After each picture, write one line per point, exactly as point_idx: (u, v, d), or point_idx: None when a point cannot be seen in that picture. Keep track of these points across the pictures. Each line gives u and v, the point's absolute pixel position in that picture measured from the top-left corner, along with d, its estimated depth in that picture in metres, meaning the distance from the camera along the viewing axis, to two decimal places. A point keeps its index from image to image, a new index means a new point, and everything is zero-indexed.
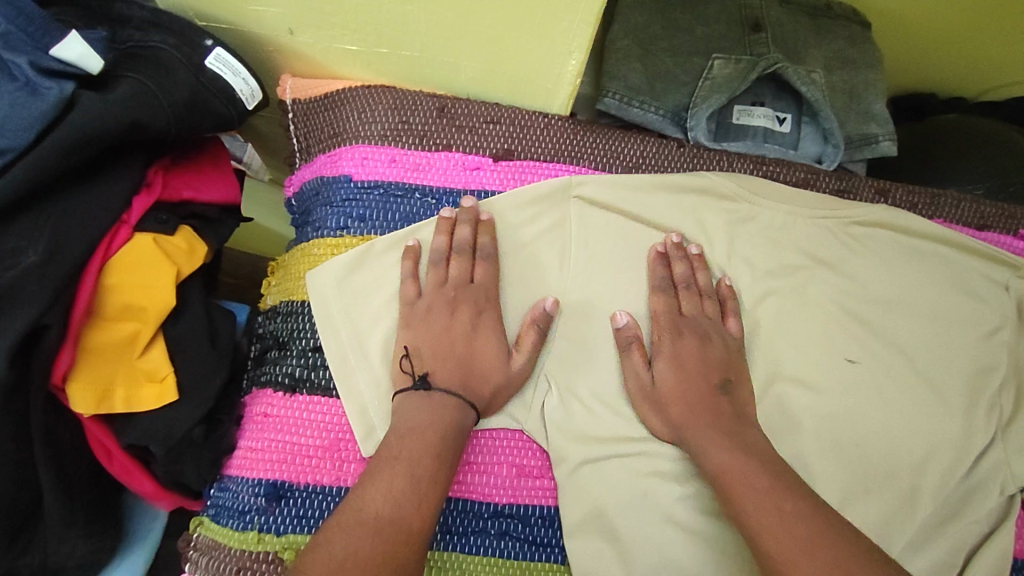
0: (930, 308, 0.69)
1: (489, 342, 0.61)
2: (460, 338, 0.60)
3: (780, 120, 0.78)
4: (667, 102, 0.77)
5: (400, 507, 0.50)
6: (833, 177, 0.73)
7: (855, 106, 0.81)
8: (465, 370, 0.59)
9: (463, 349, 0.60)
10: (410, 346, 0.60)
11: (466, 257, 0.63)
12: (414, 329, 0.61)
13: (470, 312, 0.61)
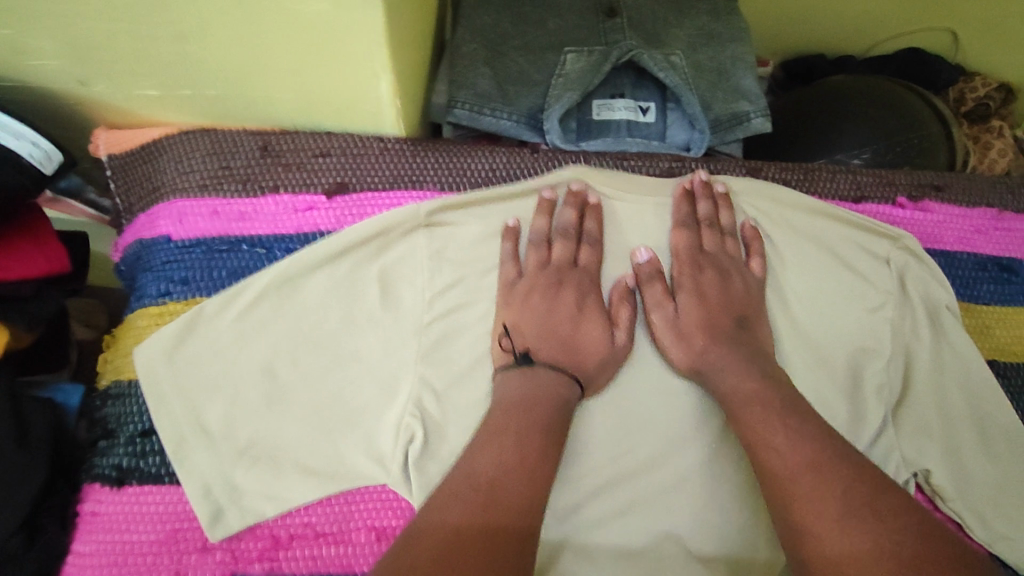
0: (806, 292, 0.65)
1: (593, 325, 0.60)
2: (565, 321, 0.60)
3: (643, 110, 0.74)
4: (520, 106, 0.72)
5: (507, 478, 0.48)
6: (701, 164, 0.69)
7: (723, 84, 0.77)
8: (569, 347, 0.59)
9: (566, 331, 0.60)
10: (511, 325, 0.60)
11: (568, 239, 0.63)
12: (516, 307, 0.60)
13: (574, 295, 0.61)
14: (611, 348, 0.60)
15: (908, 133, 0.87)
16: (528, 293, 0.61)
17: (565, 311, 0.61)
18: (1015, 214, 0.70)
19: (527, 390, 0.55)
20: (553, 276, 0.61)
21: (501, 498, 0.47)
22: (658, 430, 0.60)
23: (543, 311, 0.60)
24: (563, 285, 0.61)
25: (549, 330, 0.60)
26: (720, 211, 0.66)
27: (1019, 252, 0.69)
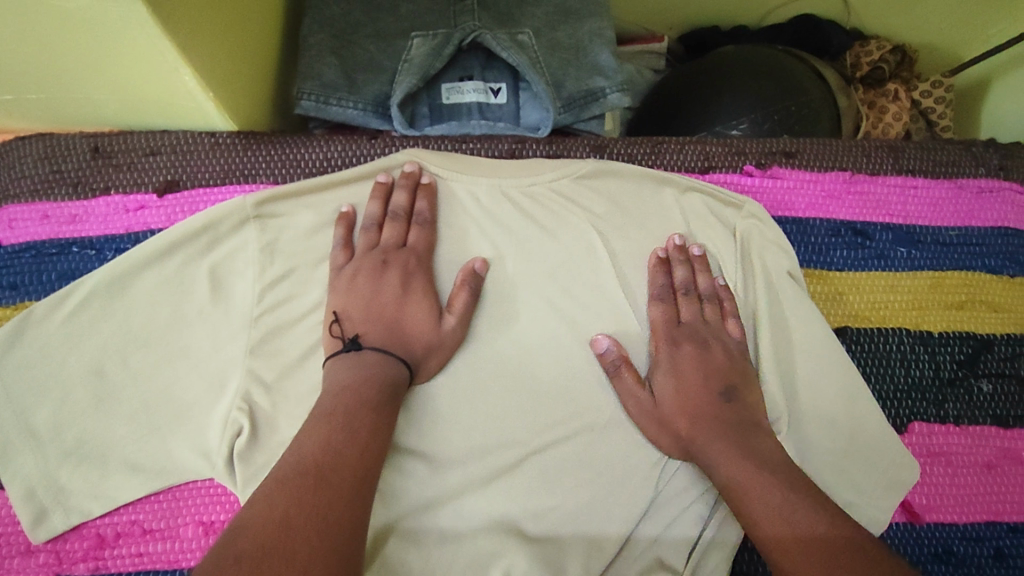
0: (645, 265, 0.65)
1: (421, 306, 0.59)
2: (390, 302, 0.58)
3: (494, 91, 0.73)
4: (366, 93, 0.73)
5: (340, 455, 0.47)
6: (542, 144, 0.69)
7: (578, 60, 0.76)
8: (393, 330, 0.57)
9: (394, 312, 0.58)
10: (340, 310, 0.58)
11: (400, 221, 0.62)
12: (344, 293, 0.59)
13: (401, 276, 0.60)
14: (437, 331, 0.59)
15: (784, 100, 0.85)
16: (356, 276, 0.60)
17: (392, 290, 0.59)
18: (869, 176, 0.69)
19: (354, 373, 0.54)
20: (378, 258, 0.60)
21: (328, 477, 0.45)
22: (491, 409, 0.60)
23: (371, 293, 0.58)
24: (389, 265, 0.60)
25: (378, 313, 0.58)
26: (698, 276, 0.64)
27: (872, 215, 0.69)
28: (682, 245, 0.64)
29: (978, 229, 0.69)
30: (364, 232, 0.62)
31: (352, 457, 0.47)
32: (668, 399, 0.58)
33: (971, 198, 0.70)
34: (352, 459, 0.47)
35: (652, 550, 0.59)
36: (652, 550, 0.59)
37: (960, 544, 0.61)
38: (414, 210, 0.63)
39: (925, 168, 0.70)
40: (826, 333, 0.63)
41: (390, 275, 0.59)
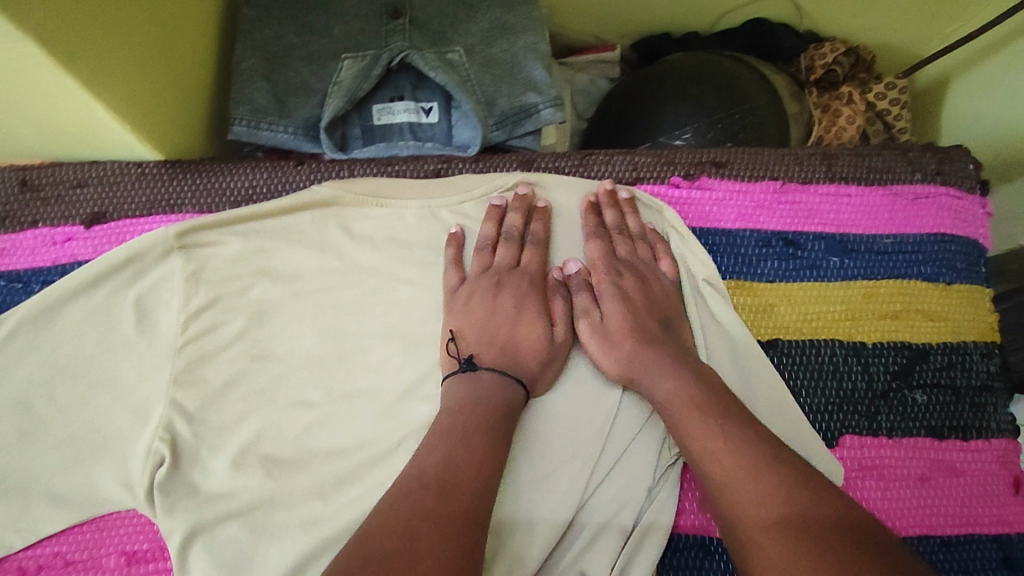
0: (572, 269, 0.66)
1: (534, 327, 0.61)
2: (506, 321, 0.61)
3: (425, 111, 0.74)
4: (297, 117, 0.73)
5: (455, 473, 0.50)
6: (469, 162, 0.69)
7: (511, 76, 0.76)
8: (511, 349, 0.60)
9: (508, 332, 0.60)
10: (457, 330, 0.61)
11: (513, 242, 0.64)
12: (459, 314, 0.61)
13: (514, 295, 0.62)
14: (550, 345, 0.61)
15: (727, 108, 0.85)
16: (470, 297, 0.62)
17: (505, 314, 0.61)
18: (801, 185, 0.69)
19: (469, 395, 0.56)
20: (492, 280, 0.62)
21: (429, 495, 0.48)
22: (412, 432, 0.61)
23: (484, 316, 0.61)
24: (502, 287, 0.62)
25: (495, 334, 0.60)
26: (628, 217, 0.67)
27: (803, 225, 0.68)
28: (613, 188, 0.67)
29: (913, 237, 0.68)
30: (478, 252, 0.64)
31: (472, 475, 0.50)
32: (616, 319, 0.61)
33: (906, 204, 0.69)
34: (463, 477, 0.50)
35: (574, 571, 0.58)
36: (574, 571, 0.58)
37: None
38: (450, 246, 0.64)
39: (859, 175, 0.69)
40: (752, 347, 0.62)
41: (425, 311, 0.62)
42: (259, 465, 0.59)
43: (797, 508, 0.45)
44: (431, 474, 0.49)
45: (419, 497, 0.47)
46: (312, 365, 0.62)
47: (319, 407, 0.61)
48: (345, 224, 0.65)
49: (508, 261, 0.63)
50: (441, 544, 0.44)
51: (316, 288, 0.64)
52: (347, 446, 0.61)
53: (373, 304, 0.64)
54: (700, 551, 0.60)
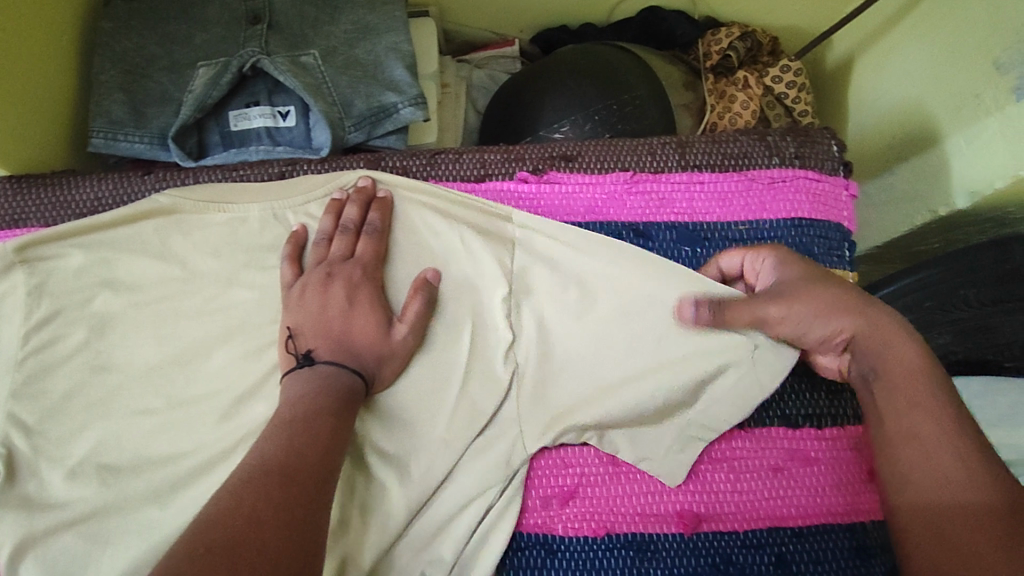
0: (428, 265, 0.64)
1: (368, 316, 0.58)
2: (337, 314, 0.58)
3: (282, 115, 0.75)
4: (152, 127, 0.73)
5: (301, 456, 0.48)
6: (315, 164, 0.69)
7: (371, 76, 0.76)
8: (346, 345, 0.57)
9: (342, 324, 0.57)
10: (294, 327, 0.58)
11: (349, 233, 0.62)
12: (295, 309, 0.59)
13: (345, 286, 0.59)
14: (388, 342, 0.59)
15: (604, 98, 0.83)
16: (303, 292, 0.60)
17: (338, 306, 0.58)
18: (652, 174, 0.67)
19: (299, 389, 0.53)
20: (324, 273, 0.60)
21: (266, 482, 0.45)
22: (248, 436, 0.60)
23: (317, 309, 0.58)
24: (334, 278, 0.60)
25: (328, 328, 0.57)
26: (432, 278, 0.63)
27: (655, 215, 0.67)
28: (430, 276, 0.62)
29: (769, 222, 0.67)
30: (313, 245, 0.62)
31: (315, 463, 0.48)
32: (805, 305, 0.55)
33: (762, 189, 0.67)
34: (306, 464, 0.48)
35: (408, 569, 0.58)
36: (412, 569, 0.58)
37: (740, 553, 0.59)
38: (352, 222, 0.63)
39: (713, 162, 0.68)
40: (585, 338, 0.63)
41: (309, 292, 0.59)
42: (94, 474, 0.59)
43: (999, 497, 0.46)
44: (276, 459, 0.47)
45: (265, 481, 0.45)
46: (153, 373, 0.62)
47: (159, 414, 0.61)
48: (187, 232, 0.66)
49: (346, 253, 0.62)
50: (284, 530, 0.43)
51: (159, 296, 0.64)
52: (184, 452, 0.60)
53: (215, 309, 0.64)
54: (541, 550, 0.59)
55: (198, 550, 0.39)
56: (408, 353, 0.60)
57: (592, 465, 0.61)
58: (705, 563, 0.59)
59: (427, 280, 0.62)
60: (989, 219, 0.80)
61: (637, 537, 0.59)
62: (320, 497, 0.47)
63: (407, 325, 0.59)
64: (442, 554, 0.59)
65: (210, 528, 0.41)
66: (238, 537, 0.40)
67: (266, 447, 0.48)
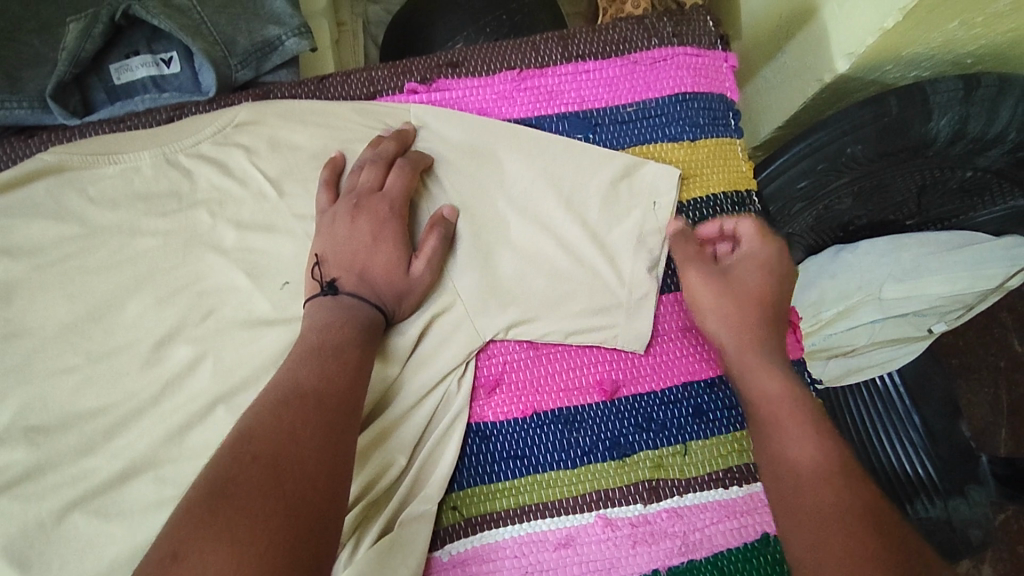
0: (334, 150, 0.66)
1: (391, 253, 0.59)
2: (363, 247, 0.59)
3: (165, 62, 0.73)
4: (29, 89, 0.68)
5: (334, 382, 0.51)
6: (204, 105, 0.69)
7: (250, 13, 0.73)
8: (370, 282, 0.58)
9: (364, 259, 0.58)
10: (321, 253, 0.59)
11: (379, 164, 0.62)
12: (326, 236, 0.60)
13: (372, 220, 0.60)
14: (406, 279, 0.60)
15: (493, 10, 0.83)
16: (334, 221, 0.60)
17: (362, 237, 0.59)
18: (539, 70, 0.69)
19: (329, 316, 0.55)
20: (352, 203, 0.61)
21: (297, 407, 0.48)
22: (176, 377, 0.61)
23: (345, 238, 0.59)
24: (361, 208, 0.60)
25: (352, 259, 0.58)
26: (388, 177, 0.62)
27: (546, 108, 0.68)
28: (354, 180, 0.63)
29: (655, 101, 0.69)
30: (349, 174, 0.63)
31: (338, 389, 0.51)
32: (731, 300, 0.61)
33: (645, 70, 0.69)
34: (334, 387, 0.51)
35: (378, 456, 0.59)
36: (383, 453, 0.59)
37: (660, 410, 0.64)
38: (378, 151, 0.63)
39: (595, 51, 0.70)
40: (492, 236, 0.65)
41: (342, 223, 0.60)
42: (22, 437, 0.59)
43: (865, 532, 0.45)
44: (312, 387, 0.50)
45: (301, 407, 0.48)
46: (69, 332, 0.62)
47: (80, 371, 0.61)
48: (82, 189, 0.65)
49: (374, 184, 0.61)
50: (315, 448, 0.46)
51: (61, 257, 0.63)
52: (113, 403, 0.61)
53: (122, 261, 0.64)
54: (475, 437, 0.62)
55: (245, 460, 0.44)
56: (428, 283, 0.61)
57: (513, 351, 0.64)
58: (629, 424, 0.63)
59: (444, 217, 0.63)
60: (874, 81, 0.83)
61: (564, 411, 0.63)
62: (350, 415, 0.50)
63: (424, 259, 0.60)
64: (391, 459, 0.59)
65: (247, 443, 0.45)
66: (279, 453, 0.45)
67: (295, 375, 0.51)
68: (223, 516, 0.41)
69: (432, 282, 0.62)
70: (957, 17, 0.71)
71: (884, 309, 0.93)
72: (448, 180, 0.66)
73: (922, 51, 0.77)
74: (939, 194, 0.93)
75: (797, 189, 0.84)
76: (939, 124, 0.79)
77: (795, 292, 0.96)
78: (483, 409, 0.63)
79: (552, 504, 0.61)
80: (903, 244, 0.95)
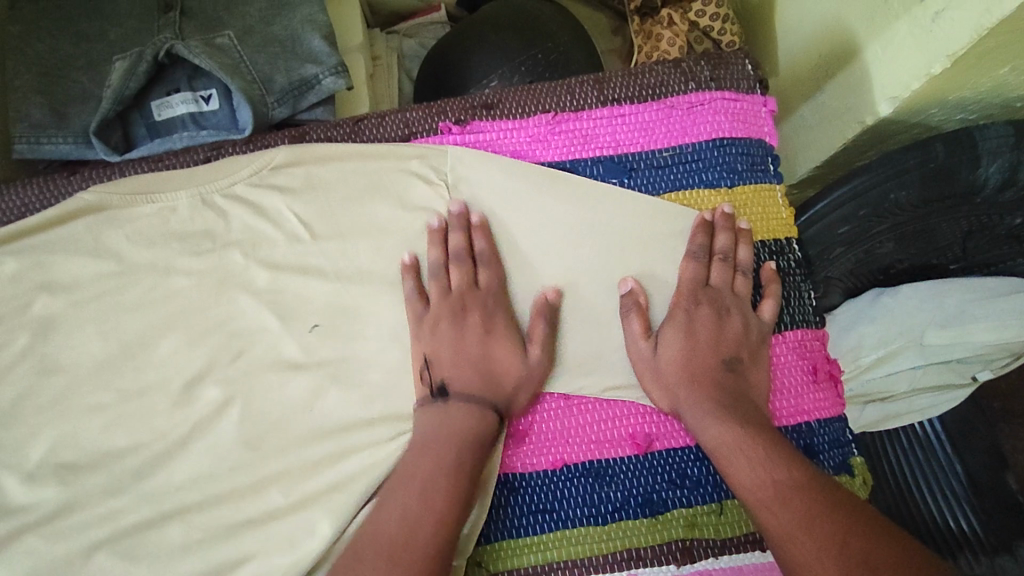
0: (370, 193, 0.66)
1: (503, 345, 0.61)
2: (475, 345, 0.61)
3: (204, 99, 0.73)
4: (75, 125, 0.70)
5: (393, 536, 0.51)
6: (241, 145, 0.69)
7: (289, 52, 0.74)
8: (485, 375, 0.60)
9: (479, 352, 0.61)
10: (430, 357, 0.60)
11: (465, 264, 0.63)
12: (427, 338, 0.61)
13: (480, 319, 0.62)
14: (527, 365, 0.61)
15: (529, 50, 0.83)
16: (436, 323, 0.61)
17: (474, 343, 0.61)
18: (574, 113, 0.68)
19: (440, 433, 0.57)
20: (457, 305, 0.61)
21: None
22: (205, 419, 0.61)
23: (456, 349, 0.60)
24: (468, 309, 0.62)
25: (477, 361, 0.60)
26: (492, 290, 0.63)
27: (580, 152, 0.68)
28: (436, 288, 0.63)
29: (691, 146, 0.68)
30: (433, 278, 0.63)
31: None
32: (673, 352, 0.61)
33: (682, 115, 0.68)
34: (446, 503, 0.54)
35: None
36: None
37: (695, 467, 0.61)
38: (472, 250, 0.63)
39: (631, 95, 0.69)
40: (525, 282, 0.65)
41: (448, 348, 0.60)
42: (52, 475, 0.59)
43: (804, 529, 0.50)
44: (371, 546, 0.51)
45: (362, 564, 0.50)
46: (100, 370, 0.62)
47: (112, 409, 0.61)
48: (120, 227, 0.66)
49: (472, 283, 0.63)
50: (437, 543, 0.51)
51: (99, 293, 0.64)
52: (141, 443, 0.61)
53: (156, 299, 0.64)
54: (502, 489, 0.60)
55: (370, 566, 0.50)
56: (545, 369, 0.62)
57: (544, 401, 0.63)
58: (662, 480, 0.61)
59: (547, 300, 0.63)
60: (919, 124, 0.81)
61: (594, 464, 0.61)
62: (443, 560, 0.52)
63: (538, 345, 0.62)
64: None
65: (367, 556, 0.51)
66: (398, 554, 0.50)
67: (389, 514, 0.53)
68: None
69: (548, 370, 0.63)
70: (1008, 64, 0.68)
71: (926, 356, 0.89)
72: (514, 267, 0.65)
73: (970, 95, 0.74)
74: (987, 239, 0.89)
75: (837, 234, 0.82)
76: (987, 171, 0.76)
77: (834, 334, 0.93)
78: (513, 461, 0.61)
79: (581, 561, 0.59)
80: (945, 289, 0.91)
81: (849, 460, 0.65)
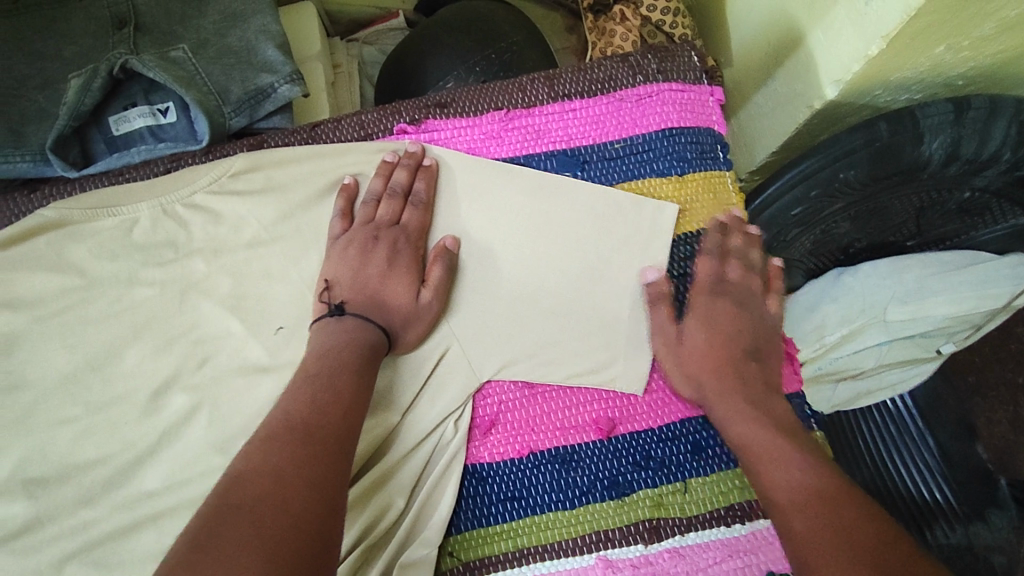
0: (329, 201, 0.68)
1: (400, 281, 0.62)
2: (375, 275, 0.62)
3: (162, 112, 0.74)
4: (32, 142, 0.69)
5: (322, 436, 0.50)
6: (200, 156, 0.70)
7: (245, 62, 0.75)
8: (375, 300, 0.61)
9: (376, 283, 0.61)
10: (331, 279, 0.62)
11: (398, 199, 0.65)
12: (336, 263, 0.63)
13: (388, 247, 0.63)
14: (415, 304, 0.62)
15: (482, 50, 0.84)
16: (347, 246, 0.63)
17: (375, 267, 0.62)
18: (526, 110, 0.70)
19: (340, 338, 0.58)
20: (369, 234, 0.63)
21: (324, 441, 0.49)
22: (173, 426, 0.62)
23: (353, 264, 0.62)
24: (379, 240, 0.63)
25: (364, 284, 0.61)
26: (405, 211, 0.65)
27: (534, 147, 0.69)
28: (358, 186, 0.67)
29: (642, 137, 0.70)
30: (363, 205, 0.65)
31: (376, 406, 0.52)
32: None
33: (631, 107, 0.70)
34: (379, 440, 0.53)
35: (376, 500, 0.59)
36: (382, 495, 0.59)
37: (658, 448, 0.63)
38: (412, 190, 0.66)
39: (581, 89, 0.70)
40: (484, 277, 0.66)
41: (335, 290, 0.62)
42: (20, 490, 0.60)
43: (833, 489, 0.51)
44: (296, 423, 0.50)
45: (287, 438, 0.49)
46: (67, 384, 0.63)
47: (79, 421, 0.62)
48: (81, 242, 0.66)
49: (391, 217, 0.65)
50: (315, 494, 0.46)
51: (63, 308, 0.65)
52: (110, 453, 0.61)
53: (119, 312, 0.65)
54: (470, 479, 0.62)
55: (227, 506, 0.44)
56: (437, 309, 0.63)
57: (509, 391, 0.65)
58: (627, 462, 0.63)
59: (447, 247, 0.65)
60: (865, 105, 0.83)
61: (561, 450, 0.63)
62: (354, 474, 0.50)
63: (431, 290, 0.63)
64: (394, 501, 0.59)
65: (237, 486, 0.45)
66: (265, 495, 0.45)
67: (312, 395, 0.52)
68: (202, 561, 0.40)
69: (441, 308, 0.64)
70: (942, 42, 0.70)
71: (888, 332, 0.91)
72: (472, 262, 0.66)
73: (911, 75, 0.77)
74: (938, 214, 0.92)
75: (792, 215, 0.84)
76: (931, 148, 0.78)
77: (795, 320, 0.95)
78: (480, 453, 0.63)
79: (551, 546, 0.60)
80: (904, 266, 0.93)
81: (808, 434, 0.67)
